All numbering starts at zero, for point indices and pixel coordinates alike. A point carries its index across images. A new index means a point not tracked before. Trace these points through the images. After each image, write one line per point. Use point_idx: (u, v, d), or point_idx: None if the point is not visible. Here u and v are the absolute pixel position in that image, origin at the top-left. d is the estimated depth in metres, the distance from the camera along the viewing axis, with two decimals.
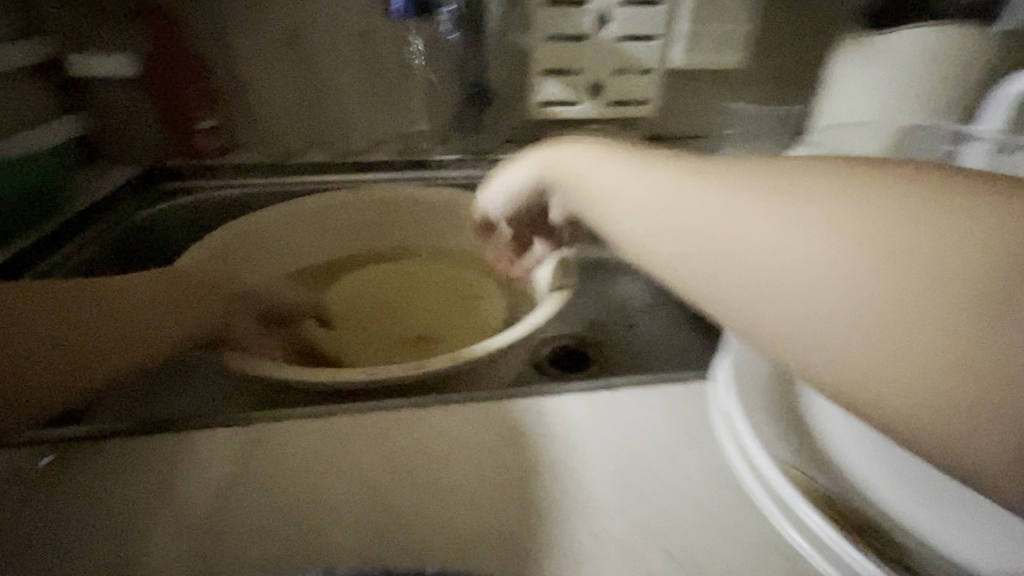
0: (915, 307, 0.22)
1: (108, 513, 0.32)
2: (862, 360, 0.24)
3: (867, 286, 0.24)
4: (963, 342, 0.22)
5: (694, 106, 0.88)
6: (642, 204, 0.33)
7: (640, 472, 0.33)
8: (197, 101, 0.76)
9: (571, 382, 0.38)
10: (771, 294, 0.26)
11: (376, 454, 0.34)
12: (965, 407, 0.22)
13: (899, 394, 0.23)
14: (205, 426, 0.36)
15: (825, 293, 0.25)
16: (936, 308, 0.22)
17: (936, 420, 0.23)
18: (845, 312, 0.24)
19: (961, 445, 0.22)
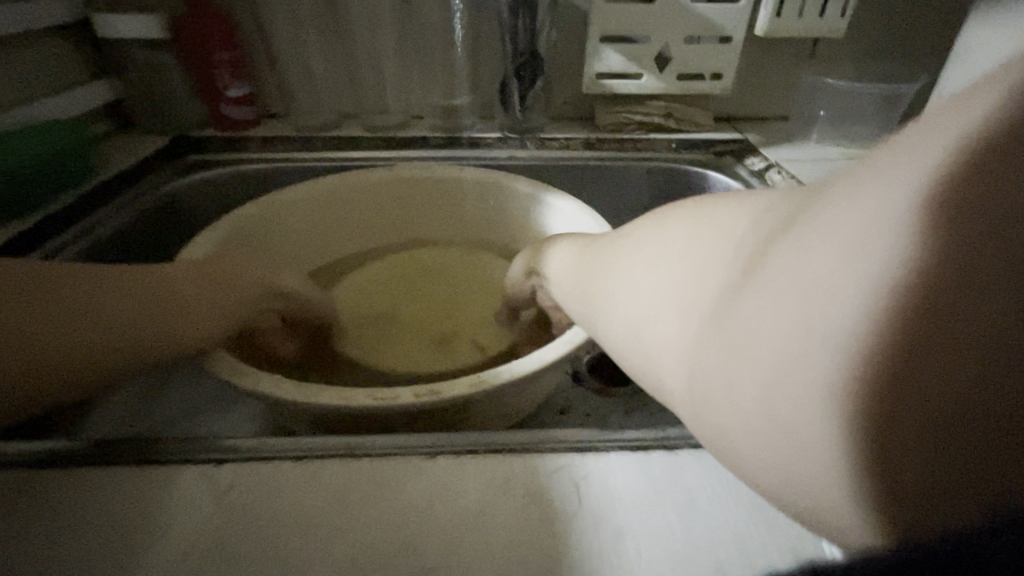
0: (717, 308, 0.21)
1: (61, 548, 0.28)
2: (689, 378, 0.21)
3: (692, 301, 0.22)
4: (747, 326, 0.18)
5: (778, 81, 0.75)
6: (581, 279, 0.35)
7: (701, 570, 0.27)
8: (229, 66, 0.70)
9: (615, 441, 0.32)
10: (647, 350, 0.24)
11: (379, 512, 0.29)
12: (768, 406, 0.17)
13: (720, 408, 0.19)
14: (187, 452, 0.31)
15: (665, 317, 0.24)
16: (728, 300, 0.20)
17: (754, 430, 0.18)
18: (676, 332, 0.23)
19: (788, 452, 0.17)
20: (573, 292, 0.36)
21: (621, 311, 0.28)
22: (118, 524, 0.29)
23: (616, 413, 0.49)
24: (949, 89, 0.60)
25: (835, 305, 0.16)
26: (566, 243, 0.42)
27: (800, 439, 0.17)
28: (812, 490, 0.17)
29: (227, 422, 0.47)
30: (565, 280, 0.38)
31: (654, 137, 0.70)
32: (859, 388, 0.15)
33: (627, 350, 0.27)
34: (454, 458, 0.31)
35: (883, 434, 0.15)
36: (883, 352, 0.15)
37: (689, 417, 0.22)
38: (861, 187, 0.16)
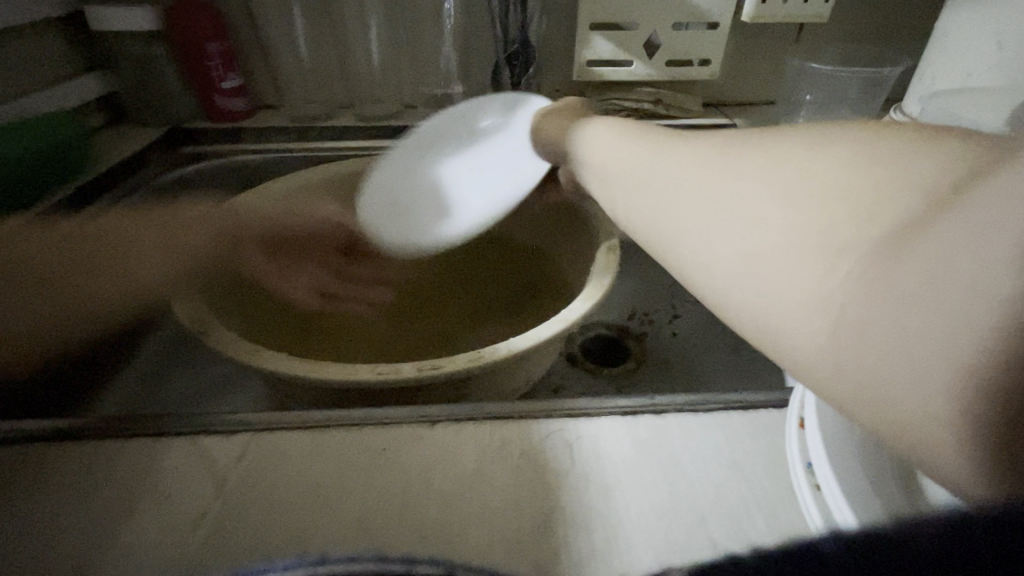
0: (882, 249, 0.18)
1: (83, 514, 0.29)
2: (820, 321, 0.19)
3: (831, 234, 0.20)
4: (932, 268, 0.17)
5: (763, 68, 0.77)
6: (632, 188, 0.30)
7: (687, 523, 0.29)
8: (222, 58, 0.70)
9: (605, 406, 0.34)
10: (749, 272, 0.22)
11: (383, 472, 0.31)
12: (937, 359, 0.16)
13: (861, 355, 0.18)
14: (200, 427, 0.33)
15: (781, 246, 0.21)
16: (901, 244, 0.18)
17: (902, 379, 0.17)
18: (801, 265, 0.20)
19: (931, 407, 0.17)
20: (624, 199, 0.31)
21: (705, 228, 0.24)
22: (138, 491, 0.30)
23: (609, 389, 0.50)
24: (928, 70, 0.62)
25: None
26: (603, 134, 0.37)
27: (956, 395, 0.16)
28: (937, 440, 0.17)
29: (231, 402, 0.49)
30: (608, 180, 0.33)
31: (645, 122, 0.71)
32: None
33: (705, 276, 0.24)
34: (452, 425, 0.33)
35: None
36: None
37: (798, 355, 0.20)
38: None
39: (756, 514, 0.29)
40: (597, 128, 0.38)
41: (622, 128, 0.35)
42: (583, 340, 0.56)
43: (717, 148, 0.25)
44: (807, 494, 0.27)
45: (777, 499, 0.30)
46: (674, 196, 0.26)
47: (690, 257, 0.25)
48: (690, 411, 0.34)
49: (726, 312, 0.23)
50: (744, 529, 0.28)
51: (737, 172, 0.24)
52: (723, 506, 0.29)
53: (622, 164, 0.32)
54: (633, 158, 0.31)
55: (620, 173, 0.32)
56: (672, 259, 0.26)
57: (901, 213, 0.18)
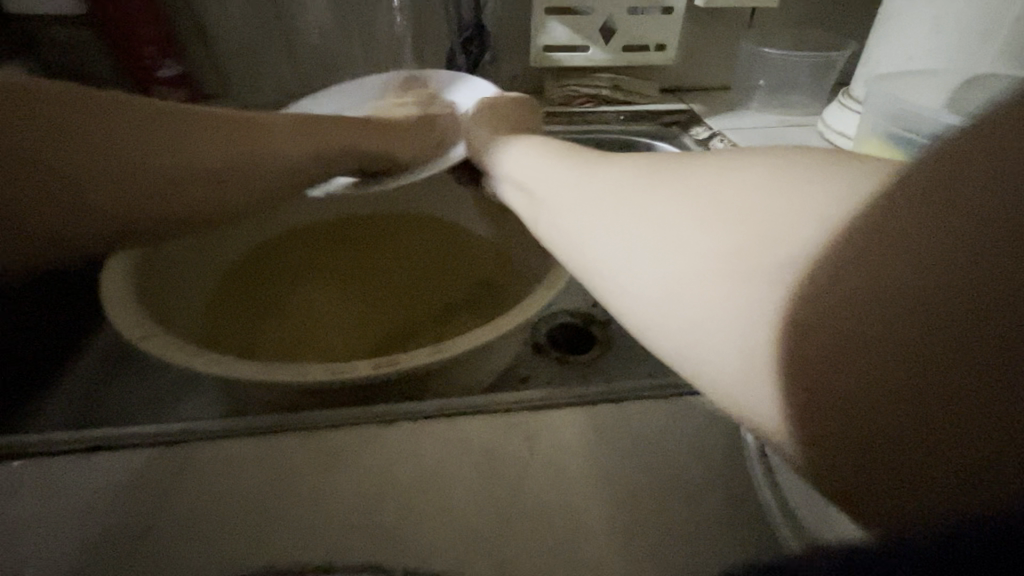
0: (789, 278, 0.21)
1: (26, 547, 0.28)
2: (738, 348, 0.22)
3: (743, 262, 0.23)
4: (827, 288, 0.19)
5: (719, 52, 0.77)
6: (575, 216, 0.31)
7: (643, 509, 0.29)
8: (158, 43, 0.64)
9: (565, 396, 0.34)
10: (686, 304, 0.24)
11: (338, 479, 0.30)
12: (827, 382, 0.19)
13: (770, 379, 0.21)
14: (148, 446, 0.32)
15: (704, 271, 0.24)
16: (799, 270, 0.21)
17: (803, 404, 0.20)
18: (726, 291, 0.23)
19: (836, 422, 0.19)
20: (552, 218, 0.33)
21: (637, 258, 0.26)
22: (85, 518, 0.29)
23: (574, 378, 0.51)
24: (874, 54, 0.63)
25: (923, 295, 0.17)
26: (541, 156, 0.38)
27: (845, 411, 0.18)
28: (827, 458, 0.19)
29: (183, 410, 0.47)
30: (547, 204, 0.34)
31: (604, 109, 0.71)
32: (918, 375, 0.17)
33: (639, 308, 0.26)
34: (409, 424, 0.33)
35: (921, 417, 0.17)
36: (948, 337, 0.17)
37: (726, 381, 0.23)
38: None
39: (709, 499, 0.30)
40: (540, 149, 0.39)
41: (566, 151, 0.38)
42: (548, 329, 0.55)
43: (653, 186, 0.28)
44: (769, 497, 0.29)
45: (734, 490, 0.30)
46: (608, 224, 0.29)
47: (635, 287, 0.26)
48: (652, 399, 0.34)
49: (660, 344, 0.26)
50: (701, 515, 0.29)
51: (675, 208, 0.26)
52: (679, 493, 0.30)
53: (555, 187, 0.34)
54: (573, 187, 0.33)
55: (559, 198, 0.33)
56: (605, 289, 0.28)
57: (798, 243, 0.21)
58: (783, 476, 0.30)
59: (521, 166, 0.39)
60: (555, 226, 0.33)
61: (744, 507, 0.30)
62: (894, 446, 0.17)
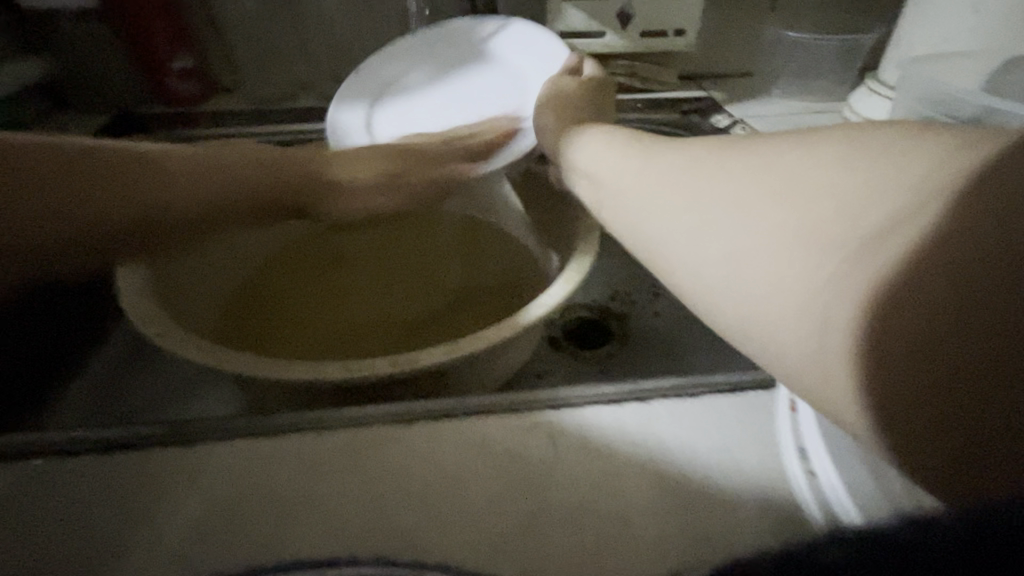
0: (875, 255, 0.20)
1: (47, 547, 0.28)
2: (811, 336, 0.22)
3: (816, 242, 0.22)
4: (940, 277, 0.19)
5: (741, 36, 0.75)
6: (638, 196, 0.30)
7: (671, 512, 0.28)
8: (169, 34, 0.64)
9: (589, 392, 0.33)
10: (772, 288, 0.23)
11: (357, 478, 0.30)
12: (887, 373, 0.20)
13: (837, 367, 0.21)
14: (166, 445, 0.31)
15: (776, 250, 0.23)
16: (876, 251, 0.20)
17: (866, 392, 0.20)
18: (797, 268, 0.22)
19: (926, 418, 0.19)
20: (613, 201, 0.32)
21: (703, 242, 0.26)
22: (104, 518, 0.29)
23: (592, 374, 0.50)
24: (906, 35, 0.61)
25: (973, 292, 0.18)
26: (596, 138, 0.37)
27: (901, 399, 0.19)
28: (890, 444, 0.20)
29: (201, 405, 0.47)
30: (606, 187, 0.33)
31: (621, 97, 0.69)
32: (974, 367, 0.18)
33: (705, 292, 0.26)
34: (429, 422, 0.32)
35: (972, 404, 0.18)
36: (995, 333, 0.18)
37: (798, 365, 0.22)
38: None
39: (739, 498, 0.29)
40: (595, 134, 0.38)
41: (624, 130, 0.36)
42: (566, 323, 0.54)
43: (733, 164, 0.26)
44: (803, 485, 0.29)
45: (769, 485, 0.29)
46: (671, 205, 0.28)
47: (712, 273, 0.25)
48: (680, 396, 0.33)
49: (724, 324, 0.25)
50: (733, 516, 0.28)
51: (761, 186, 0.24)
52: (709, 493, 0.29)
53: (615, 170, 0.33)
54: (638, 168, 0.31)
55: (620, 181, 0.32)
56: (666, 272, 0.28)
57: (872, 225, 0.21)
58: (821, 471, 0.29)
59: (577, 153, 0.38)
60: (616, 212, 0.31)
61: (778, 505, 0.28)
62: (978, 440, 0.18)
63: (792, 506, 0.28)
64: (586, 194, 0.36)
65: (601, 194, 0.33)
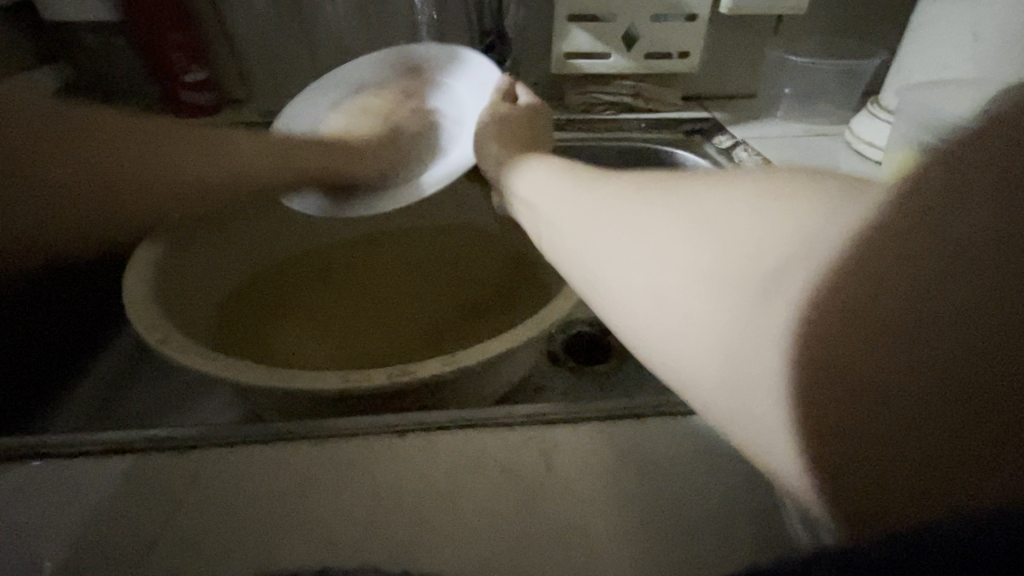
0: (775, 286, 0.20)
1: (39, 548, 0.28)
2: (733, 352, 0.21)
3: (732, 276, 0.22)
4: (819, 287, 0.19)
5: (744, 60, 0.76)
6: (570, 234, 0.30)
7: (663, 529, 0.28)
8: (185, 49, 0.65)
9: (583, 411, 0.33)
10: (690, 327, 0.22)
11: (347, 490, 0.30)
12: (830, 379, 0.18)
13: (774, 388, 0.20)
14: (162, 451, 0.32)
15: (691, 285, 0.23)
16: (784, 284, 0.20)
17: (800, 398, 0.19)
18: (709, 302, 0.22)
19: (850, 445, 0.18)
20: (552, 236, 0.32)
21: (631, 276, 0.25)
22: (101, 518, 0.29)
23: (590, 389, 0.50)
24: (906, 62, 0.61)
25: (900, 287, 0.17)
26: (543, 167, 0.37)
27: (834, 408, 0.18)
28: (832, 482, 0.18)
29: (201, 411, 0.47)
30: (544, 221, 0.33)
31: (625, 116, 0.70)
32: (915, 360, 0.17)
33: (636, 306, 0.25)
34: (422, 436, 0.32)
35: (919, 398, 0.17)
36: (924, 323, 0.17)
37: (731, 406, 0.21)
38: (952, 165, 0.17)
39: (731, 517, 0.29)
40: (543, 161, 0.38)
41: (565, 164, 0.36)
42: (565, 339, 0.55)
43: (646, 199, 0.26)
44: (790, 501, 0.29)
45: (757, 502, 0.30)
46: (607, 230, 0.27)
47: (638, 312, 0.25)
48: (673, 416, 0.33)
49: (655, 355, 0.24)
50: (723, 533, 0.28)
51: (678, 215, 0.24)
52: (699, 514, 0.29)
53: (550, 202, 0.33)
54: (569, 202, 0.31)
55: (554, 216, 0.32)
56: (603, 305, 0.27)
57: (781, 258, 0.21)
58: None
59: (524, 181, 0.37)
60: (554, 247, 0.32)
61: (765, 521, 0.29)
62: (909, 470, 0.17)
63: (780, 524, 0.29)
64: (531, 227, 0.35)
65: (538, 227, 0.33)
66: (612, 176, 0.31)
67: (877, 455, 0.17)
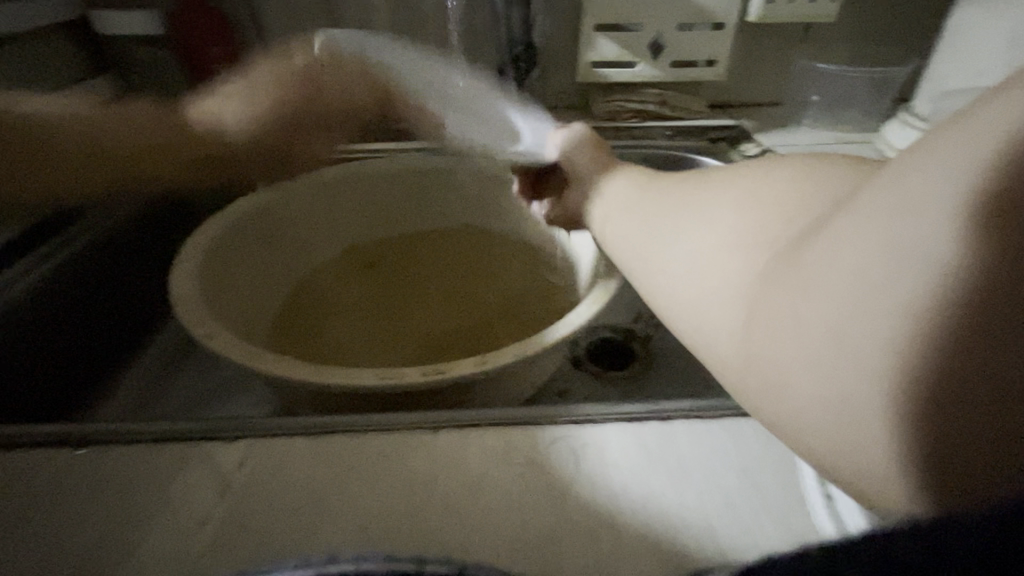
0: (793, 266, 0.21)
1: (88, 525, 0.30)
2: (751, 330, 0.22)
3: (764, 244, 0.24)
4: (819, 263, 0.19)
5: (772, 68, 0.76)
6: (639, 230, 0.33)
7: (687, 527, 0.29)
8: (227, 61, 0.69)
9: (609, 413, 0.34)
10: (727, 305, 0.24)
11: (380, 480, 0.31)
12: (824, 357, 0.19)
13: (780, 364, 0.20)
14: (205, 439, 0.33)
15: (739, 265, 0.25)
16: (798, 262, 0.21)
17: (800, 375, 0.20)
18: (744, 275, 0.24)
19: (848, 423, 0.18)
20: (619, 233, 0.36)
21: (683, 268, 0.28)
22: (149, 500, 0.31)
23: (613, 393, 0.50)
24: (939, 69, 0.61)
25: (886, 267, 0.17)
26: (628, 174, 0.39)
27: (827, 386, 0.18)
28: (847, 460, 0.19)
29: (236, 405, 0.49)
30: (615, 220, 0.37)
31: (650, 124, 0.71)
32: (937, 348, 0.16)
33: (683, 291, 0.27)
34: (451, 431, 0.33)
35: (917, 390, 0.16)
36: (909, 306, 0.16)
37: (752, 384, 0.22)
38: (945, 143, 0.16)
39: (755, 516, 0.29)
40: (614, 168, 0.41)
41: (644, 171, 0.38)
42: (589, 343, 0.55)
43: (718, 197, 0.29)
44: (814, 501, 0.29)
45: (782, 502, 0.30)
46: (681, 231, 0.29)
47: (685, 293, 0.27)
48: (699, 420, 0.33)
49: (696, 334, 0.26)
50: (747, 530, 0.28)
51: (740, 213, 0.27)
52: (722, 513, 0.29)
53: (623, 203, 0.37)
54: (642, 205, 0.35)
55: (627, 217, 0.36)
56: (653, 289, 0.30)
57: (809, 231, 0.22)
58: (829, 488, 0.29)
59: (603, 183, 0.41)
60: (622, 240, 0.35)
61: (787, 519, 0.29)
62: (914, 452, 0.16)
63: (805, 523, 0.29)
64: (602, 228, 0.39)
65: (610, 225, 0.38)
66: (693, 176, 0.34)
67: (877, 434, 0.17)
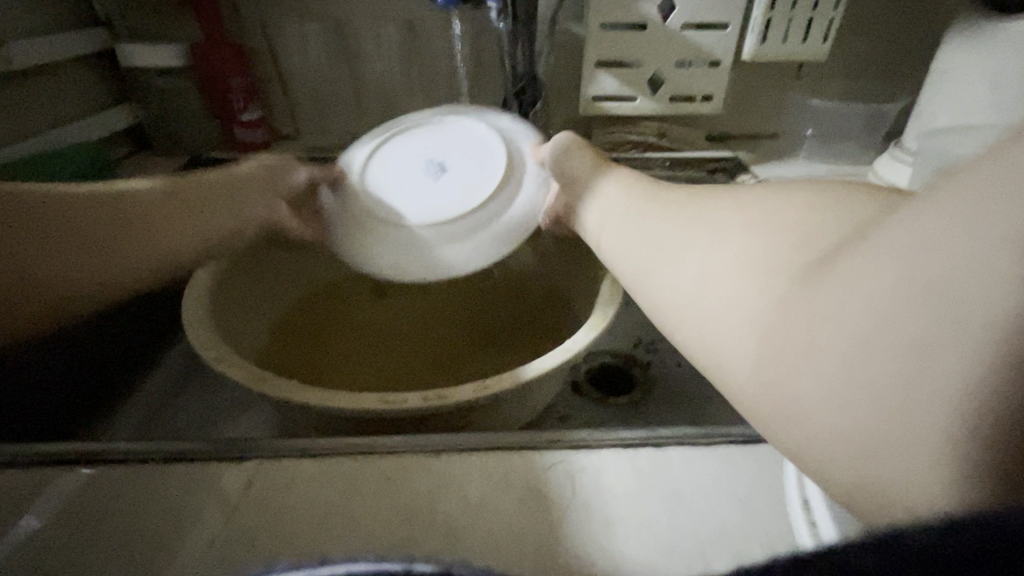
0: (808, 291, 0.23)
1: (95, 545, 0.31)
2: (765, 350, 0.24)
3: (773, 268, 0.26)
4: (838, 290, 0.21)
5: (768, 103, 0.78)
6: (639, 249, 0.35)
7: (679, 550, 0.29)
8: (244, 92, 0.71)
9: (606, 437, 0.35)
10: (736, 325, 0.26)
11: (382, 502, 0.32)
12: (843, 375, 0.20)
13: (797, 381, 0.22)
14: (211, 462, 0.34)
15: (747, 285, 0.26)
16: (812, 287, 0.23)
17: (818, 392, 0.21)
18: (752, 297, 0.26)
19: (864, 435, 0.20)
20: (618, 249, 0.37)
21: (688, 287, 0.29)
22: (155, 521, 0.32)
23: (611, 419, 0.51)
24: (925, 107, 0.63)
25: (903, 296, 0.19)
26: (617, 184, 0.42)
27: (845, 402, 0.20)
28: (860, 468, 0.20)
29: (241, 425, 0.50)
30: (613, 234, 0.39)
31: (650, 155, 0.73)
32: (951, 366, 0.18)
33: (687, 309, 0.29)
34: (451, 455, 0.34)
35: (932, 404, 0.18)
36: (925, 329, 0.18)
37: (764, 400, 0.24)
38: (959, 187, 0.18)
39: (743, 537, 0.30)
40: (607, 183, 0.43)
41: (640, 185, 0.41)
42: (589, 368, 0.56)
43: (719, 219, 0.31)
44: (797, 518, 0.30)
45: (768, 523, 0.30)
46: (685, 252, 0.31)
47: (691, 313, 0.28)
48: (691, 444, 0.34)
49: (702, 352, 0.28)
50: (735, 551, 0.29)
51: (741, 234, 0.29)
52: (711, 535, 0.30)
53: (620, 218, 0.39)
54: (641, 222, 0.37)
55: (626, 231, 0.37)
56: (656, 309, 0.31)
57: (820, 258, 0.24)
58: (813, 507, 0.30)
59: (607, 194, 0.42)
60: (621, 254, 0.37)
61: (771, 538, 0.30)
62: (927, 459, 0.18)
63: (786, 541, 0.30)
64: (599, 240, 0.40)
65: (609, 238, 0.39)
66: (686, 198, 0.35)
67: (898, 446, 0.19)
